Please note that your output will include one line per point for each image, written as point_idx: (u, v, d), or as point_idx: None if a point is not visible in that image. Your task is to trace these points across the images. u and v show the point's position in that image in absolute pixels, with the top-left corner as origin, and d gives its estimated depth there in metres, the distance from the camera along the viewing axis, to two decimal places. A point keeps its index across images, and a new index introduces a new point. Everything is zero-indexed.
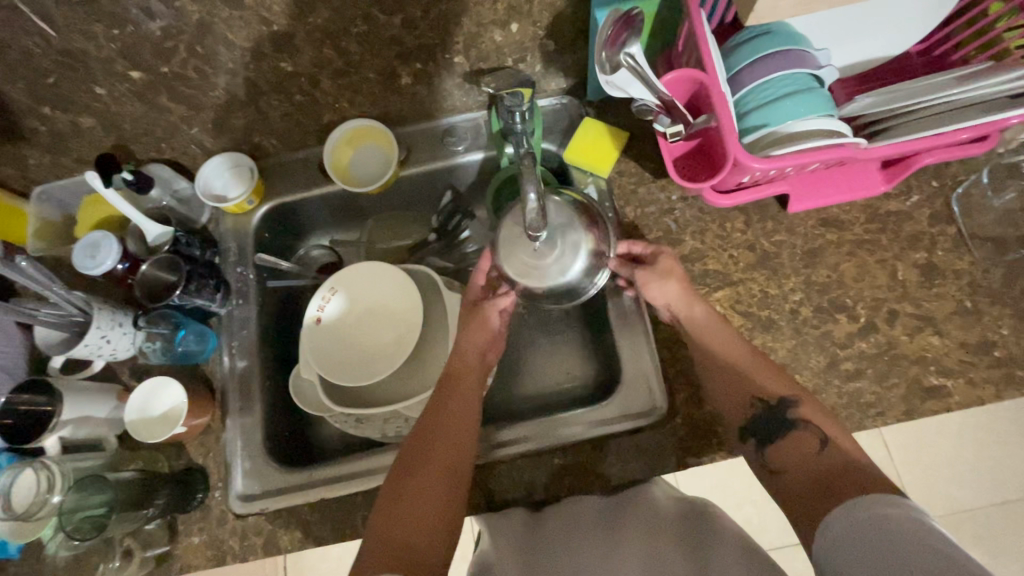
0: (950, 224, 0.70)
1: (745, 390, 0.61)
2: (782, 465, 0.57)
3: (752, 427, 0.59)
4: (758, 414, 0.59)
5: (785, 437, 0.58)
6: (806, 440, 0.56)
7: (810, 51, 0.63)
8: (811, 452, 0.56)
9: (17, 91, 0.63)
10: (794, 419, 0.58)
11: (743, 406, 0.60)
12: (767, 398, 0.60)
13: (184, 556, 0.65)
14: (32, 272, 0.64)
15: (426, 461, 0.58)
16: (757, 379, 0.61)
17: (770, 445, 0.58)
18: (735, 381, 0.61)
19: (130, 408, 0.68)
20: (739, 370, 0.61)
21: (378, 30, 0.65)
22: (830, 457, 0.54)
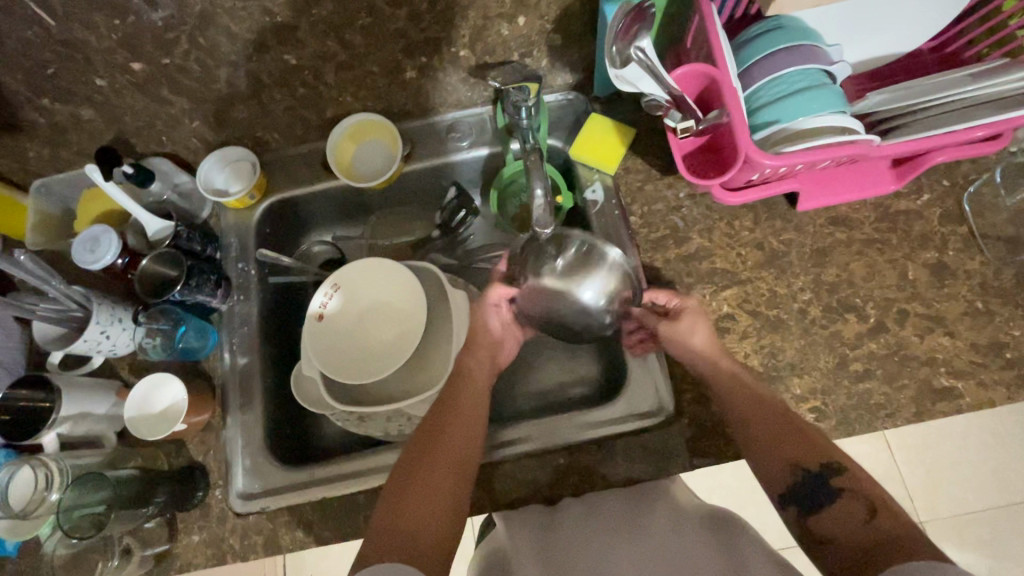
0: (961, 223, 0.69)
1: (782, 455, 0.57)
2: (830, 536, 0.53)
3: (794, 493, 0.56)
4: (798, 480, 0.56)
5: (825, 508, 0.54)
6: (850, 508, 0.53)
7: (821, 46, 0.62)
8: (859, 522, 0.52)
9: (16, 82, 0.62)
10: (837, 488, 0.54)
11: (782, 475, 0.57)
12: (808, 464, 0.56)
13: (184, 554, 0.64)
14: (30, 267, 0.63)
15: (431, 456, 0.57)
16: (793, 445, 0.57)
17: (812, 513, 0.55)
18: (774, 446, 0.57)
19: (130, 405, 0.67)
20: (773, 431, 0.58)
21: (383, 22, 0.63)
22: (878, 526, 0.50)
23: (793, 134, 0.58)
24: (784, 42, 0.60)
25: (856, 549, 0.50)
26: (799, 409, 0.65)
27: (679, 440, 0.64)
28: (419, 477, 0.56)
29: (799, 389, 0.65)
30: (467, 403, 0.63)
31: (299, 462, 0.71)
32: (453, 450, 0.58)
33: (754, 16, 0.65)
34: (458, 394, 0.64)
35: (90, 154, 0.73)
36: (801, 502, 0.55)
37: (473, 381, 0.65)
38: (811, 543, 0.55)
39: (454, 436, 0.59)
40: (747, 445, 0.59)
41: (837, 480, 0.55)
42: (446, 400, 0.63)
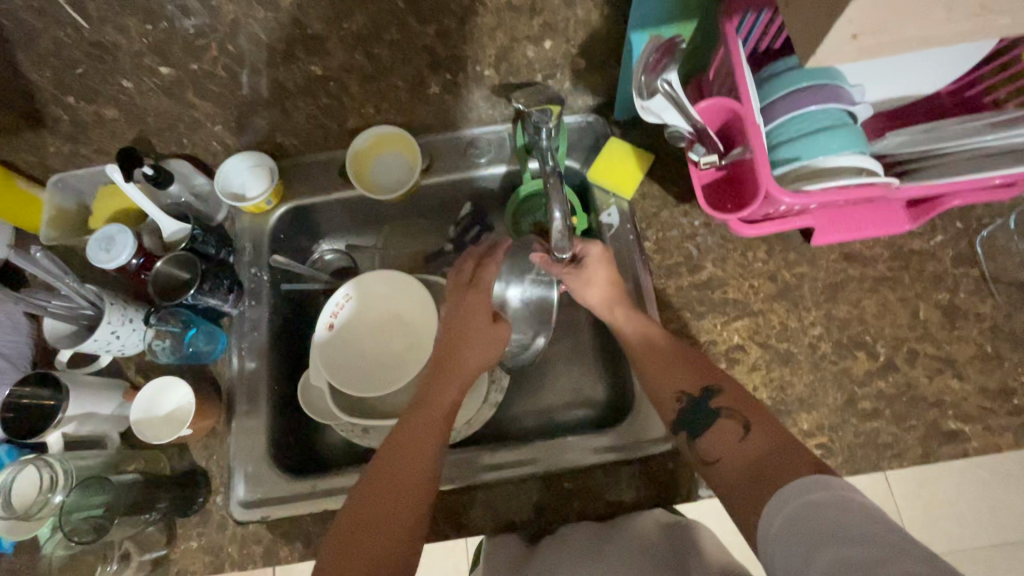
0: (974, 266, 0.70)
1: (672, 384, 0.59)
2: (715, 454, 0.53)
3: (683, 419, 0.57)
4: (684, 407, 0.58)
5: (708, 430, 0.55)
6: (729, 428, 0.54)
7: (846, 86, 0.62)
8: (734, 442, 0.53)
9: (43, 79, 0.62)
10: (717, 409, 0.56)
11: (670, 402, 0.59)
12: (689, 390, 0.58)
13: (181, 560, 0.63)
14: (45, 263, 0.63)
15: (377, 517, 0.52)
16: (681, 374, 0.59)
17: (700, 436, 0.55)
18: (664, 372, 0.60)
19: (136, 407, 0.67)
20: (665, 365, 0.60)
21: (412, 39, 0.64)
22: (756, 440, 0.51)
23: (814, 172, 0.59)
24: (808, 81, 0.61)
25: (742, 462, 0.50)
26: (806, 444, 0.65)
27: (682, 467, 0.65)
28: (359, 543, 0.50)
29: (806, 425, 0.65)
30: (421, 449, 0.56)
31: (303, 472, 0.70)
32: (400, 509, 0.53)
33: (778, 51, 0.66)
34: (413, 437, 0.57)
35: (110, 153, 0.74)
36: (690, 427, 0.57)
37: (430, 425, 0.58)
38: (700, 464, 0.55)
39: (403, 492, 0.53)
40: (645, 381, 0.61)
41: (717, 401, 0.56)
42: (400, 443, 0.56)
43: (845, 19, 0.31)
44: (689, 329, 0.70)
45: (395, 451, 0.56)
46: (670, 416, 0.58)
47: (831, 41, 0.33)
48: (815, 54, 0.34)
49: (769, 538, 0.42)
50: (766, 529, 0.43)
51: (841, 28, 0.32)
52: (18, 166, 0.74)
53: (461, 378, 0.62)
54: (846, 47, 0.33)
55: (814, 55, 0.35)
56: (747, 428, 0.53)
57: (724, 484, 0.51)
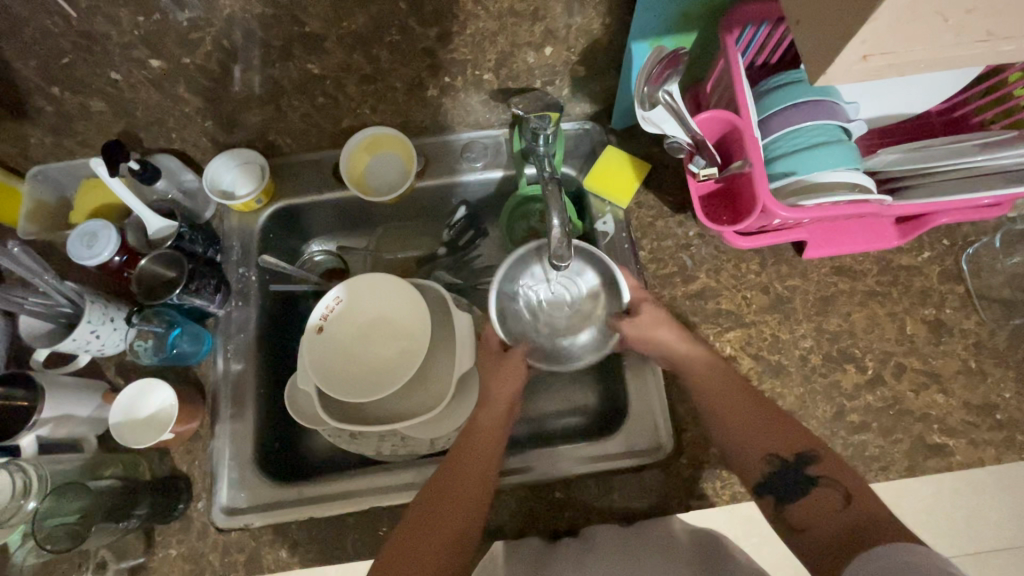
0: (959, 283, 0.71)
1: (757, 446, 0.58)
2: (805, 524, 0.53)
3: (770, 483, 0.56)
4: (773, 470, 0.57)
5: (799, 498, 0.55)
6: (827, 499, 0.53)
7: (839, 102, 0.63)
8: (834, 511, 0.52)
9: (28, 68, 0.60)
10: (814, 477, 0.55)
11: (758, 464, 0.57)
12: (782, 453, 0.57)
13: (159, 568, 0.62)
14: (24, 259, 0.60)
15: (414, 564, 0.51)
16: (775, 435, 0.58)
17: (788, 503, 0.55)
18: (749, 433, 0.59)
19: (115, 410, 0.64)
20: (746, 419, 0.59)
21: (412, 41, 0.63)
22: (854, 515, 0.50)
23: (807, 187, 0.60)
24: (803, 96, 0.61)
25: (830, 536, 0.50)
26: None
27: (676, 479, 0.64)
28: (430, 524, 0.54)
29: None
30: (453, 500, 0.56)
31: (288, 478, 0.69)
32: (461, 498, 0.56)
33: (774, 65, 0.66)
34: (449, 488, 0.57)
35: (94, 145, 0.71)
36: (777, 491, 0.56)
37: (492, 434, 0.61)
38: (786, 530, 0.55)
39: (437, 533, 0.53)
40: (727, 435, 0.60)
41: (814, 468, 0.55)
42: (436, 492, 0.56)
43: (858, 38, 0.32)
44: None
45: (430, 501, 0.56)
46: (754, 478, 0.57)
47: (842, 61, 0.33)
48: (825, 73, 0.35)
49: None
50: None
51: (852, 50, 0.32)
52: None
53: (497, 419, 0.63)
54: (856, 67, 0.33)
55: (826, 75, 0.35)
56: (848, 502, 0.52)
57: (813, 551, 0.51)
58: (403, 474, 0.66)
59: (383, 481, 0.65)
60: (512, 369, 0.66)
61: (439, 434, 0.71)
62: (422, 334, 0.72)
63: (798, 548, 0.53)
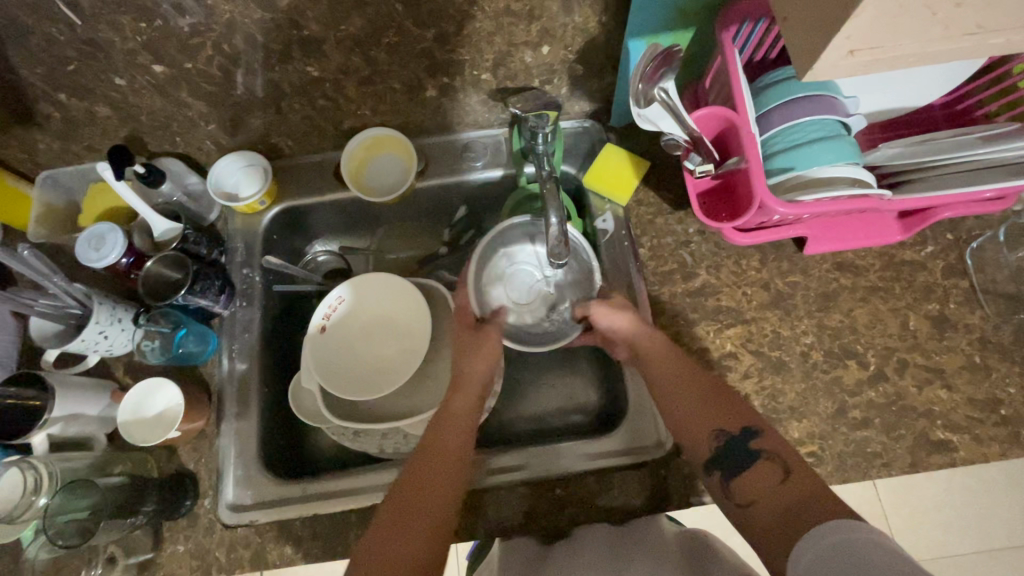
0: (964, 278, 0.70)
1: (707, 421, 0.56)
2: (749, 498, 0.49)
3: (719, 459, 0.53)
4: (723, 445, 0.54)
5: (745, 472, 0.51)
6: (767, 470, 0.50)
7: (839, 97, 0.63)
8: (774, 484, 0.49)
9: (35, 75, 0.61)
10: (757, 450, 0.52)
11: (706, 439, 0.55)
12: (730, 428, 0.54)
13: (167, 564, 0.63)
14: (32, 261, 0.61)
15: (394, 543, 0.49)
16: (721, 411, 0.56)
17: (735, 478, 0.52)
18: (701, 409, 0.56)
19: (124, 409, 0.66)
20: (695, 395, 0.58)
21: (409, 42, 0.64)
22: (794, 487, 0.47)
23: (806, 182, 0.59)
24: (802, 92, 0.61)
25: (772, 508, 0.47)
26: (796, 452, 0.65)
27: (675, 474, 0.65)
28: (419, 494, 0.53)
29: (797, 433, 0.66)
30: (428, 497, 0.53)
31: (293, 476, 0.70)
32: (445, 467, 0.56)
33: (773, 62, 0.66)
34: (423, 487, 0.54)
35: (101, 150, 0.73)
36: (723, 467, 0.53)
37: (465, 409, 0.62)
38: (733, 509, 0.51)
39: (418, 513, 0.52)
40: (678, 421, 0.58)
41: (758, 442, 0.52)
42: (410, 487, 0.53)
43: (842, 34, 0.32)
44: (682, 336, 0.70)
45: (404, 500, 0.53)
46: (704, 455, 0.55)
47: (828, 57, 0.33)
48: (812, 68, 0.35)
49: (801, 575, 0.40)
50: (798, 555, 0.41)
51: (838, 45, 0.32)
52: (6, 162, 0.73)
53: (471, 419, 0.61)
54: (843, 62, 0.33)
55: (812, 70, 0.35)
56: (789, 474, 0.49)
57: (755, 529, 0.47)
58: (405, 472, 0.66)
59: (385, 478, 0.66)
60: (486, 349, 0.67)
61: None
62: (424, 333, 0.73)
63: (742, 525, 0.49)
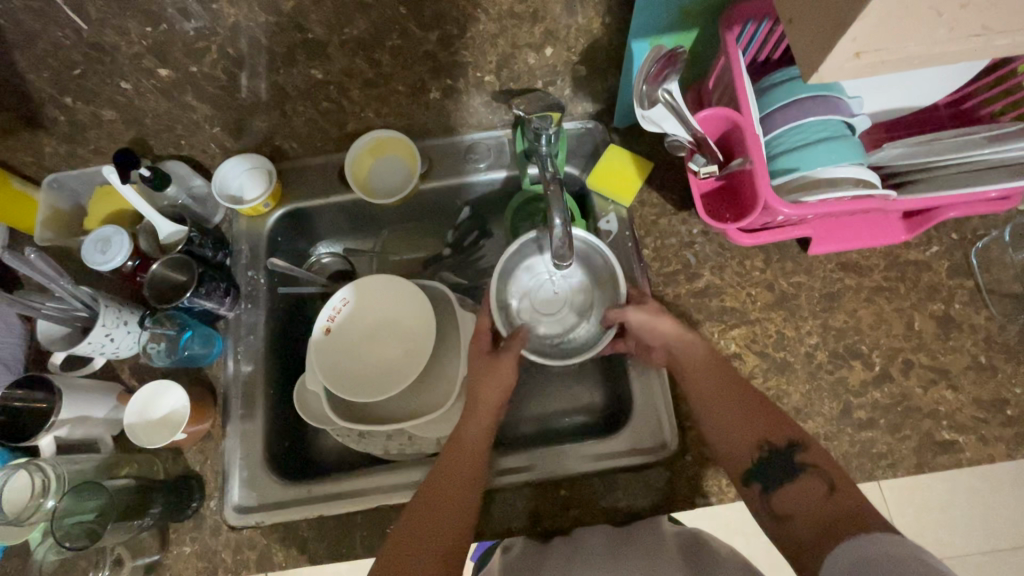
0: (968, 277, 0.70)
1: (752, 433, 0.57)
2: (790, 510, 0.52)
3: (759, 470, 0.55)
4: (764, 457, 0.56)
5: (786, 486, 0.54)
6: (812, 485, 0.52)
7: (842, 98, 0.63)
8: (820, 497, 0.51)
9: (41, 80, 0.62)
10: (803, 465, 0.54)
11: (749, 449, 0.57)
12: (774, 441, 0.56)
13: (174, 565, 0.63)
14: (41, 265, 0.61)
15: (422, 543, 0.53)
16: (763, 422, 0.58)
17: (775, 489, 0.54)
18: (744, 421, 0.58)
19: (130, 412, 0.66)
20: (738, 405, 0.59)
21: (413, 45, 0.64)
22: (839, 502, 0.49)
23: (811, 183, 0.59)
24: (805, 92, 0.61)
25: (814, 521, 0.49)
26: None
27: (681, 475, 0.65)
28: (443, 494, 0.57)
29: None
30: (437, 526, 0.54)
31: (298, 477, 0.70)
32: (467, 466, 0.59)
33: (776, 62, 0.66)
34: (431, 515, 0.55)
35: (106, 153, 0.73)
36: (767, 478, 0.55)
37: (494, 397, 0.64)
38: (769, 520, 0.53)
39: (444, 515, 0.55)
40: (718, 427, 0.59)
41: (802, 457, 0.55)
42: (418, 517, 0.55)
43: (848, 37, 0.32)
44: None
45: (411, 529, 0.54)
46: (744, 466, 0.56)
47: (834, 59, 0.33)
48: (817, 71, 0.35)
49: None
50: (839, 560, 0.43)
51: (844, 47, 0.32)
52: (12, 165, 0.73)
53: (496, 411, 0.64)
54: (849, 64, 0.33)
55: (817, 73, 0.35)
56: (833, 489, 0.51)
57: (793, 537, 0.50)
58: (410, 473, 0.67)
59: (387, 479, 0.66)
60: (501, 374, 0.65)
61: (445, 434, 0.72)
62: (430, 334, 0.73)
63: (780, 535, 0.52)
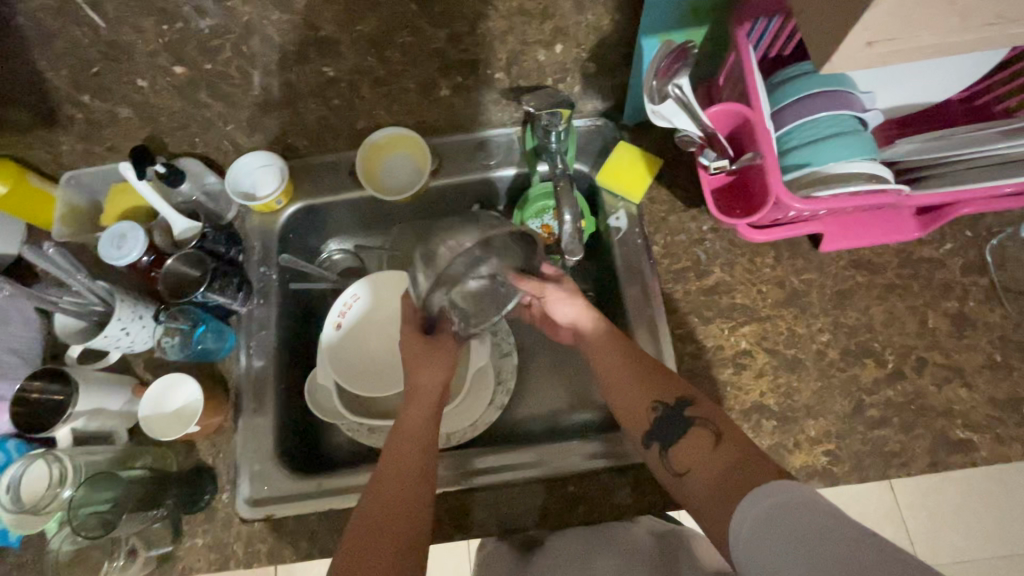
0: (983, 275, 0.69)
1: (645, 394, 0.59)
2: (687, 467, 0.53)
3: (654, 428, 0.57)
4: (659, 417, 0.57)
5: (680, 440, 0.55)
6: (702, 437, 0.54)
7: (854, 93, 0.62)
8: (707, 449, 0.53)
9: (59, 78, 0.63)
10: (690, 418, 0.56)
11: (644, 412, 0.58)
12: (666, 399, 0.58)
13: (186, 557, 0.64)
14: (58, 260, 0.63)
15: (382, 526, 0.51)
16: (655, 385, 0.59)
17: (672, 445, 0.55)
18: (638, 387, 0.59)
19: (145, 403, 0.67)
20: (638, 378, 0.60)
21: (424, 42, 0.64)
22: (725, 451, 0.51)
23: (824, 178, 0.59)
24: (817, 87, 0.61)
25: (711, 482, 0.50)
26: (813, 451, 0.64)
27: None
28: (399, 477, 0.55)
29: (813, 432, 0.65)
30: (392, 531, 0.51)
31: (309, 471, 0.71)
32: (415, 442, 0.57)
33: (788, 58, 0.66)
34: (386, 518, 0.52)
35: (122, 150, 0.74)
36: (662, 437, 0.56)
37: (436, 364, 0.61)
38: (670, 474, 0.55)
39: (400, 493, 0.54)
40: (618, 395, 0.61)
41: (691, 410, 0.56)
42: (379, 506, 0.53)
43: (862, 25, 0.31)
44: (695, 334, 0.70)
45: (366, 535, 0.51)
46: (642, 428, 0.58)
47: (846, 49, 0.33)
48: (830, 62, 0.34)
49: (740, 546, 0.43)
50: (743, 519, 0.44)
51: (857, 37, 0.32)
52: (31, 162, 0.74)
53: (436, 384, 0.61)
54: (860, 54, 0.33)
55: (829, 63, 0.35)
56: (719, 438, 0.53)
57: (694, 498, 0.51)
58: None
59: None
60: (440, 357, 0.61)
61: (454, 430, 0.73)
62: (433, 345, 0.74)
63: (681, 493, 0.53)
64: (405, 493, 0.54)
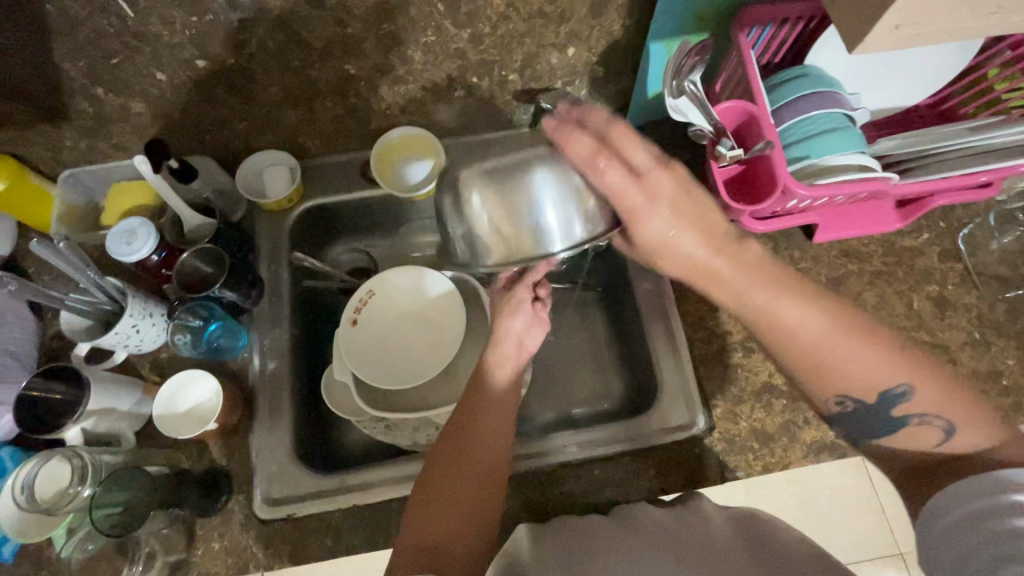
0: (958, 261, 0.76)
1: (835, 383, 0.50)
2: (892, 450, 0.51)
3: (843, 416, 0.52)
4: (853, 404, 0.50)
5: (899, 430, 0.49)
6: (925, 433, 0.47)
7: (840, 94, 0.68)
8: (932, 447, 0.47)
9: (75, 69, 0.62)
10: (903, 416, 0.48)
11: (834, 396, 0.51)
12: (859, 390, 0.49)
13: (202, 564, 0.61)
14: (69, 254, 0.60)
15: (453, 478, 0.52)
16: (853, 364, 0.49)
17: (878, 436, 0.50)
18: (825, 366, 0.50)
19: (158, 403, 0.65)
20: (836, 346, 0.49)
21: (446, 42, 0.67)
22: (943, 453, 0.46)
23: (821, 170, 0.64)
24: (809, 88, 0.67)
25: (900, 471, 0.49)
26: (821, 426, 0.66)
27: (710, 454, 0.66)
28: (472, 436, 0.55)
29: None
30: (464, 484, 0.52)
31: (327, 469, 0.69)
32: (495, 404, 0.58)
33: (778, 65, 0.72)
34: (459, 473, 0.53)
35: (128, 147, 0.72)
36: (857, 425, 0.51)
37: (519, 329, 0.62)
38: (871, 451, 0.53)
39: (473, 450, 0.54)
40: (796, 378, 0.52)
41: (908, 403, 0.48)
42: (446, 460, 0.54)
43: (895, 9, 0.36)
44: (706, 320, 0.72)
45: (437, 487, 0.52)
46: (824, 412, 0.53)
47: (878, 32, 0.37)
48: (862, 43, 0.39)
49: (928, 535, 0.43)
50: (937, 511, 0.43)
51: (889, 22, 0.36)
52: (28, 159, 0.72)
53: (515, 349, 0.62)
54: (889, 36, 0.38)
55: (862, 45, 0.39)
56: (955, 430, 0.46)
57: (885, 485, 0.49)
58: None
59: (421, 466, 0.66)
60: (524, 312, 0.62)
61: None
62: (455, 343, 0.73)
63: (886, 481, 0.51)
64: (479, 454, 0.54)
